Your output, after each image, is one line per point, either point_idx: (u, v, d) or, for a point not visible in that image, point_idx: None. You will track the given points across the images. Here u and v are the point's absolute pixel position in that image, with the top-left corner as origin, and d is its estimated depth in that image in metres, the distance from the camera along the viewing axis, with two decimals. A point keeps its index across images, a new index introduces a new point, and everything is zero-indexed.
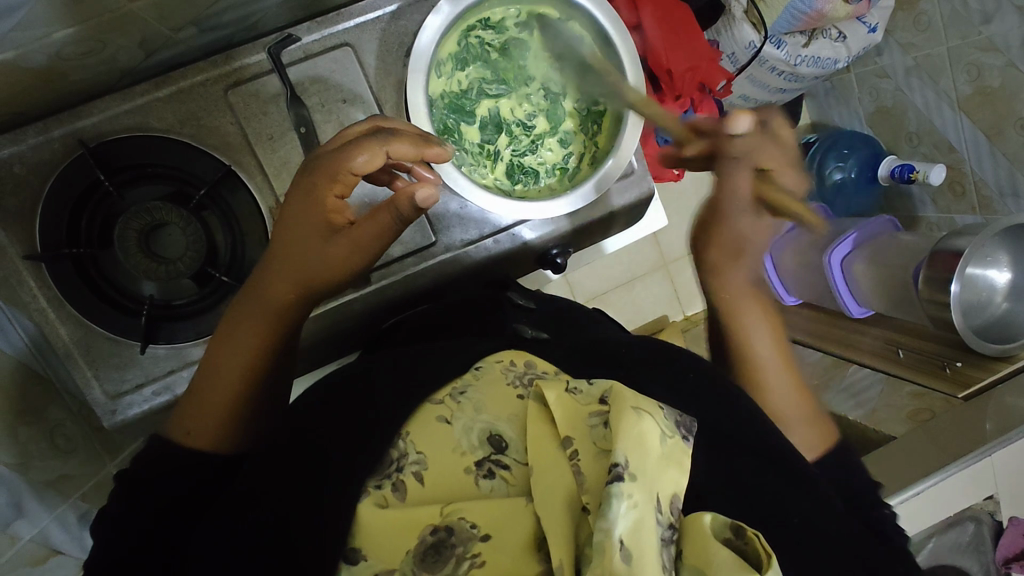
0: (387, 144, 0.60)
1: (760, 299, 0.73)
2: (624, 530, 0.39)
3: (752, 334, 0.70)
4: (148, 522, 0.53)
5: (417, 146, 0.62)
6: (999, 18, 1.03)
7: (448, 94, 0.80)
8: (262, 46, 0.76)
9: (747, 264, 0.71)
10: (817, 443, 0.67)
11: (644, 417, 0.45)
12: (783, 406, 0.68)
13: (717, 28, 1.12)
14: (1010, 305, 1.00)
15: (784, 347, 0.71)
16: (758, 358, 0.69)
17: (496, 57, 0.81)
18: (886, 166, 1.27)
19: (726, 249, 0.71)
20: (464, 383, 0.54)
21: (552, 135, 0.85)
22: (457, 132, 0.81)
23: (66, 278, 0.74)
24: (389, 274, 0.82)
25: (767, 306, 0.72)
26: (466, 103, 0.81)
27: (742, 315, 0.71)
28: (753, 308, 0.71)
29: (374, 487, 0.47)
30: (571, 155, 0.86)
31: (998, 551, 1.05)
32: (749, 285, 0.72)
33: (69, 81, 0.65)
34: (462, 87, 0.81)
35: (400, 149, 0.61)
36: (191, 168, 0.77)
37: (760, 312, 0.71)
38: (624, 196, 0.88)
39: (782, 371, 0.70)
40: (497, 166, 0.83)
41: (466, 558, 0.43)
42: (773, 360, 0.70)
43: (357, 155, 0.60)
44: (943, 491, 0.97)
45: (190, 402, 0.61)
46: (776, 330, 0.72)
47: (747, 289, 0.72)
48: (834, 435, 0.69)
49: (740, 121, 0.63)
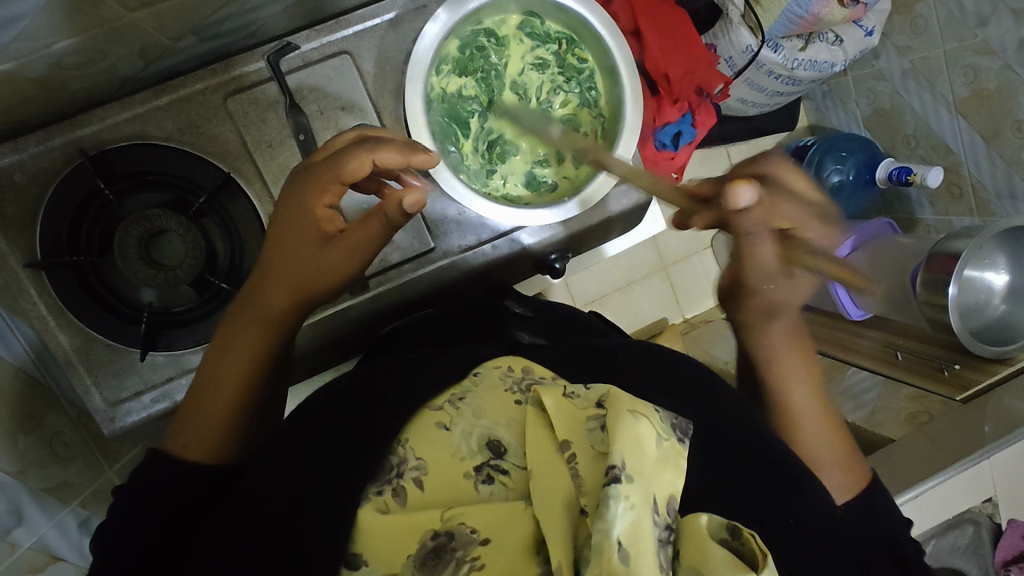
0: (372, 150, 0.61)
1: (802, 346, 0.70)
2: (621, 530, 0.39)
3: (791, 383, 0.68)
4: (150, 531, 0.54)
5: (404, 153, 0.62)
6: (995, 21, 1.04)
7: (446, 115, 0.79)
8: (261, 54, 0.77)
9: (786, 321, 0.68)
10: (847, 487, 0.64)
11: (641, 419, 0.45)
12: (817, 453, 0.66)
13: (714, 31, 1.13)
14: (1007, 307, 0.99)
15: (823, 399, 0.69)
16: (797, 407, 0.67)
17: (482, 68, 0.80)
18: (883, 168, 1.27)
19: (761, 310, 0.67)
20: (463, 389, 0.55)
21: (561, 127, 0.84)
22: (464, 147, 0.81)
23: (66, 287, 0.74)
24: (387, 280, 0.83)
25: (807, 356, 0.70)
26: (465, 124, 0.80)
27: (783, 366, 0.68)
28: (792, 352, 0.69)
29: (375, 494, 0.47)
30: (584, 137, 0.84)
31: (998, 555, 1.05)
32: (791, 336, 0.69)
33: (68, 90, 0.65)
34: (457, 104, 0.80)
35: (387, 157, 0.61)
36: (191, 176, 0.77)
37: (798, 359, 0.69)
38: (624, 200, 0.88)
39: (821, 419, 0.68)
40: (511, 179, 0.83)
41: (466, 561, 0.43)
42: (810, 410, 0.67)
43: (347, 162, 0.61)
44: (941, 495, 0.98)
45: (189, 411, 0.62)
46: (817, 382, 0.69)
47: (790, 340, 0.69)
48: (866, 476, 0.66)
49: (744, 192, 0.56)
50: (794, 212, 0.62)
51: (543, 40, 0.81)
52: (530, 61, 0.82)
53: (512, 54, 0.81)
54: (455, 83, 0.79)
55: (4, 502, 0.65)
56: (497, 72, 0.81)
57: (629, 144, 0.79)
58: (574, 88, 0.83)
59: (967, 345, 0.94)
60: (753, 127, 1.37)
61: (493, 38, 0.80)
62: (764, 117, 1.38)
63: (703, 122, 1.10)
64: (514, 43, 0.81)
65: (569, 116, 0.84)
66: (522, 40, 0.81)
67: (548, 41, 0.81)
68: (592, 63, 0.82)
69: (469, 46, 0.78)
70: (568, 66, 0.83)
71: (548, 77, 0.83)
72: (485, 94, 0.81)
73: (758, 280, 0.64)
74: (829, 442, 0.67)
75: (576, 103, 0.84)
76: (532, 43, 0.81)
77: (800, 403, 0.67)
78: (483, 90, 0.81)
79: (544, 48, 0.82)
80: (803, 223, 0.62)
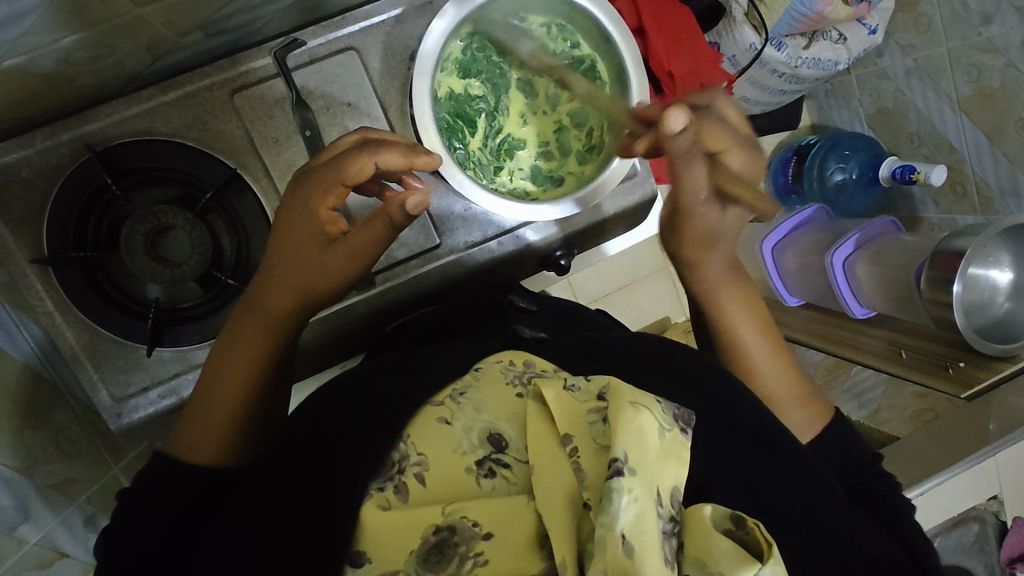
0: (377, 152, 0.61)
1: (738, 284, 0.72)
2: (626, 524, 0.40)
3: (734, 319, 0.69)
4: (160, 525, 0.54)
5: (406, 155, 0.62)
6: (999, 20, 1.04)
7: (453, 112, 0.79)
8: (268, 50, 0.77)
9: (720, 251, 0.70)
10: (814, 421, 0.66)
11: (642, 411, 0.46)
12: (777, 388, 0.67)
13: (719, 29, 1.13)
14: (1011, 304, 1.00)
15: (770, 335, 0.70)
16: (748, 346, 0.69)
17: (487, 66, 0.81)
18: (886, 167, 1.27)
19: (699, 238, 0.68)
20: (464, 384, 0.55)
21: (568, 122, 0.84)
22: (472, 146, 0.81)
23: (74, 283, 0.74)
24: (394, 276, 0.83)
25: (750, 297, 0.72)
26: (472, 120, 0.81)
27: (724, 304, 0.70)
28: (732, 289, 0.71)
29: (376, 490, 0.47)
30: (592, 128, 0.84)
31: (1003, 551, 1.06)
32: (725, 269, 0.71)
33: (75, 86, 0.65)
34: (464, 103, 0.80)
35: (390, 158, 0.61)
36: (198, 171, 0.77)
37: (739, 297, 0.71)
38: (631, 197, 0.88)
39: (771, 354, 0.69)
40: (517, 175, 0.84)
41: (469, 558, 0.43)
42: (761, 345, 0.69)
43: (349, 165, 0.61)
44: (947, 492, 1.01)
45: (195, 408, 0.62)
46: (758, 316, 0.71)
47: (723, 274, 0.71)
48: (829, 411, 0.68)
49: (676, 117, 0.60)
50: (722, 139, 0.63)
51: (546, 35, 0.82)
52: None
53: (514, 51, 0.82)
54: (460, 81, 0.79)
55: (10, 497, 0.65)
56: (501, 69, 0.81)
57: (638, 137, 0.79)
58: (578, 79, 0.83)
59: (971, 343, 0.93)
60: (756, 125, 1.37)
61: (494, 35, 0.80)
62: (767, 115, 1.38)
63: None
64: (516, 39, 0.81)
65: (577, 111, 0.84)
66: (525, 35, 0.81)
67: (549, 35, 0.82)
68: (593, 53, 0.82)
69: (473, 44, 0.79)
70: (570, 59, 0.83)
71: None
72: (490, 91, 0.82)
73: (690, 203, 0.66)
74: (784, 374, 0.68)
75: None
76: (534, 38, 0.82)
77: (749, 339, 0.69)
78: (489, 87, 0.81)
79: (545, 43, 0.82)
80: (732, 150, 0.64)
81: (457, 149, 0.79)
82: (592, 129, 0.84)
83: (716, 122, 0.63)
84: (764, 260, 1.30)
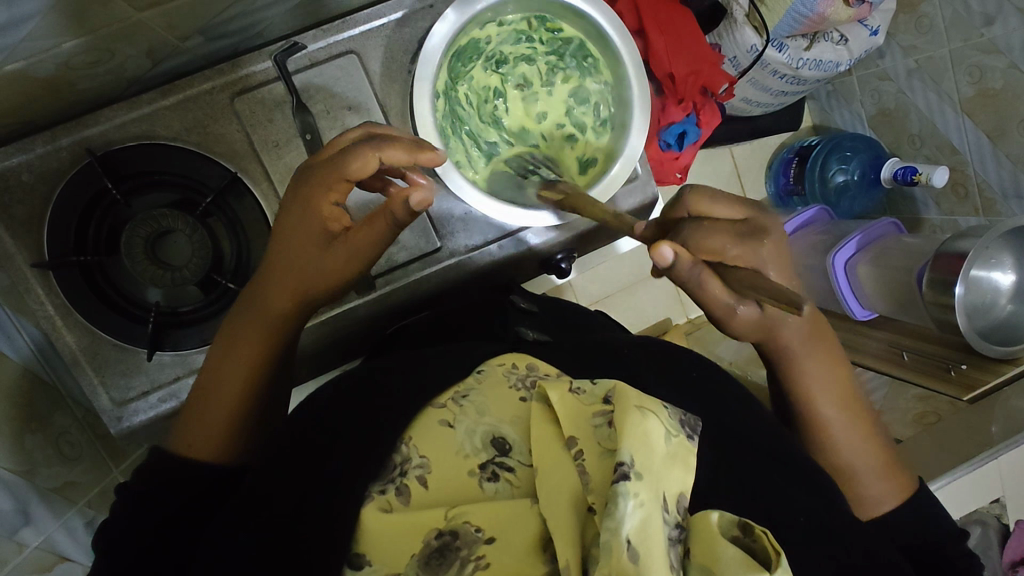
0: (380, 148, 0.60)
1: (824, 346, 0.65)
2: (631, 529, 0.40)
3: (815, 392, 0.64)
4: (158, 530, 0.54)
5: (411, 152, 0.61)
6: (1001, 20, 1.03)
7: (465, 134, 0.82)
8: (267, 54, 0.76)
9: (795, 324, 0.62)
10: (888, 495, 0.64)
11: (649, 416, 0.46)
12: (852, 460, 0.64)
13: (719, 31, 1.13)
14: (1014, 306, 0.99)
15: (850, 399, 0.65)
16: (825, 417, 0.64)
17: (481, 80, 0.82)
18: (888, 168, 1.27)
19: (754, 331, 0.62)
20: (467, 387, 0.55)
21: (572, 105, 0.85)
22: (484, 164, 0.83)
23: (75, 286, 0.74)
24: (394, 279, 0.83)
25: (836, 361, 0.66)
26: (483, 135, 0.83)
27: (805, 373, 0.64)
28: (814, 356, 0.64)
29: (378, 492, 0.47)
30: (598, 105, 0.84)
31: (1004, 556, 1.03)
32: (807, 338, 0.64)
33: (76, 90, 0.65)
34: (471, 120, 0.82)
35: (392, 154, 0.60)
36: (198, 175, 0.77)
37: (824, 363, 0.65)
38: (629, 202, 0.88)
39: (850, 425, 0.65)
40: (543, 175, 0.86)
41: (470, 561, 0.43)
42: (840, 421, 0.64)
43: (351, 161, 0.60)
44: (956, 493, 0.99)
45: (194, 409, 0.62)
46: (841, 378, 0.65)
47: (805, 343, 0.64)
48: (910, 480, 0.66)
49: (664, 253, 0.52)
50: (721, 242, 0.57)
51: (530, 29, 0.80)
52: (520, 56, 0.83)
53: (503, 56, 0.82)
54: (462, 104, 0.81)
55: (10, 500, 0.65)
56: (495, 78, 0.83)
57: (644, 110, 0.79)
58: (569, 63, 0.83)
59: (972, 344, 0.93)
60: (757, 127, 1.37)
61: (479, 49, 0.80)
62: (769, 116, 1.38)
63: (708, 121, 1.10)
64: (500, 46, 0.81)
65: (577, 93, 0.84)
66: (510, 34, 0.80)
67: (529, 31, 0.81)
68: (576, 35, 0.80)
69: (460, 63, 0.79)
70: (555, 48, 0.82)
71: (543, 64, 0.83)
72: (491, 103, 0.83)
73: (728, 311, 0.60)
74: (862, 446, 0.65)
75: (577, 78, 0.84)
76: (517, 39, 0.81)
77: (828, 415, 0.64)
78: (489, 100, 0.83)
79: (528, 40, 0.81)
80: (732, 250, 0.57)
81: (478, 173, 0.82)
82: (599, 105, 0.84)
83: (706, 230, 0.56)
84: None
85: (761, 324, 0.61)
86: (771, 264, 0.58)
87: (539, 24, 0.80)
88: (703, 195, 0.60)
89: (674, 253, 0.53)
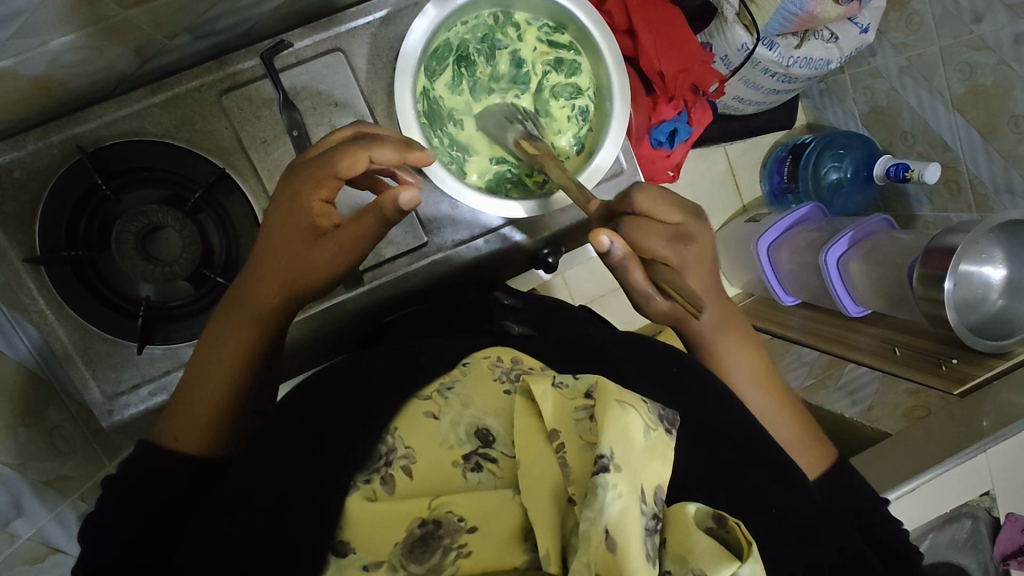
0: (369, 148, 0.62)
1: (735, 327, 0.73)
2: (610, 519, 0.41)
3: (729, 368, 0.71)
4: (145, 520, 0.55)
5: (399, 151, 0.64)
6: (990, 17, 1.04)
7: (456, 135, 0.82)
8: (255, 52, 0.77)
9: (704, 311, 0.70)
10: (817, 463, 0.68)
11: (629, 410, 0.46)
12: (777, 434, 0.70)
13: (710, 30, 1.13)
14: (1006, 301, 0.99)
15: (773, 380, 0.72)
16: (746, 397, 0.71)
17: (460, 78, 0.82)
18: (881, 165, 1.27)
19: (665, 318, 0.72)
20: (452, 379, 0.56)
21: (549, 72, 0.84)
22: (479, 163, 0.83)
23: (66, 282, 0.75)
24: (382, 274, 0.83)
25: (744, 335, 0.73)
26: (472, 135, 0.83)
27: (720, 350, 0.72)
28: (728, 337, 0.72)
29: (363, 482, 0.48)
30: (578, 79, 0.85)
31: (997, 548, 1.00)
32: (719, 322, 0.72)
33: (67, 88, 0.67)
34: (457, 123, 0.82)
35: (382, 153, 0.63)
36: (188, 171, 0.78)
37: (738, 343, 0.72)
38: None
39: (772, 403, 0.71)
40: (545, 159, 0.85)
41: (453, 549, 0.44)
42: (758, 398, 0.71)
43: (341, 159, 0.62)
44: (937, 488, 0.92)
45: (183, 401, 0.63)
46: (756, 356, 0.73)
47: (716, 326, 0.72)
48: (830, 451, 0.70)
49: (603, 239, 0.61)
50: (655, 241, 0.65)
51: (491, 21, 0.81)
52: (489, 46, 0.82)
53: (475, 51, 0.82)
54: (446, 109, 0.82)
55: (4, 493, 0.65)
56: (473, 73, 0.82)
57: (620, 81, 0.82)
58: (541, 43, 0.83)
59: (965, 340, 0.95)
60: (750, 125, 1.37)
61: (451, 51, 0.81)
62: (761, 115, 1.38)
63: (699, 120, 1.12)
64: (469, 42, 0.81)
65: (549, 55, 0.83)
66: (473, 30, 0.81)
67: (493, 23, 0.82)
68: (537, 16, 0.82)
69: (435, 66, 0.81)
70: (522, 31, 0.82)
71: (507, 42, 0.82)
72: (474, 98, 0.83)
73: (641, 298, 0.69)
74: (783, 420, 0.70)
75: (551, 54, 0.83)
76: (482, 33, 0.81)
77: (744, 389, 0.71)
78: (472, 97, 0.83)
79: (493, 32, 0.82)
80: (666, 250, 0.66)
81: (475, 175, 0.83)
82: (580, 81, 0.85)
83: (643, 228, 0.65)
84: (759, 257, 1.31)
85: (674, 313, 0.71)
86: (692, 265, 0.68)
87: (498, 15, 0.81)
88: (649, 196, 0.66)
89: (613, 242, 0.62)
